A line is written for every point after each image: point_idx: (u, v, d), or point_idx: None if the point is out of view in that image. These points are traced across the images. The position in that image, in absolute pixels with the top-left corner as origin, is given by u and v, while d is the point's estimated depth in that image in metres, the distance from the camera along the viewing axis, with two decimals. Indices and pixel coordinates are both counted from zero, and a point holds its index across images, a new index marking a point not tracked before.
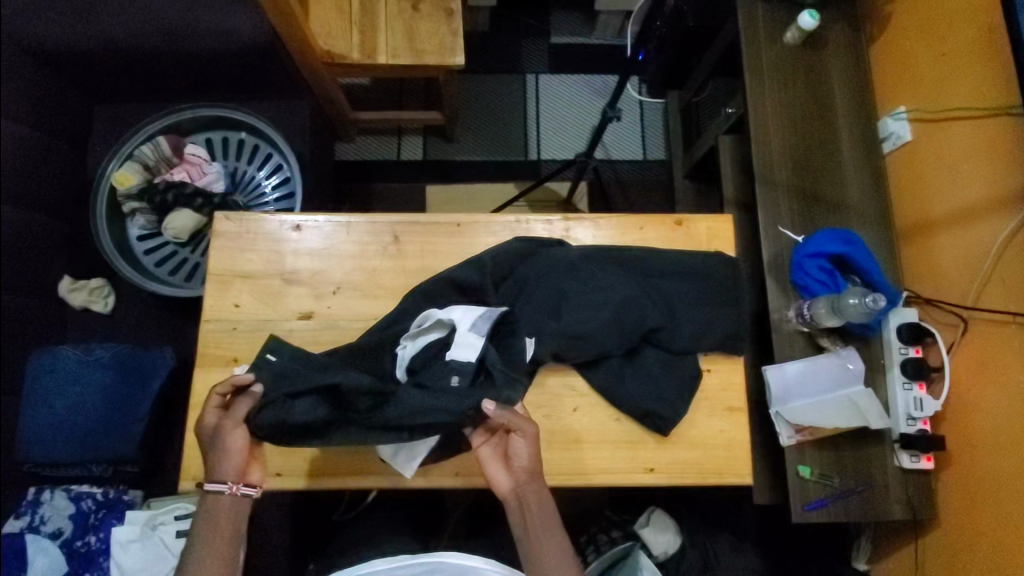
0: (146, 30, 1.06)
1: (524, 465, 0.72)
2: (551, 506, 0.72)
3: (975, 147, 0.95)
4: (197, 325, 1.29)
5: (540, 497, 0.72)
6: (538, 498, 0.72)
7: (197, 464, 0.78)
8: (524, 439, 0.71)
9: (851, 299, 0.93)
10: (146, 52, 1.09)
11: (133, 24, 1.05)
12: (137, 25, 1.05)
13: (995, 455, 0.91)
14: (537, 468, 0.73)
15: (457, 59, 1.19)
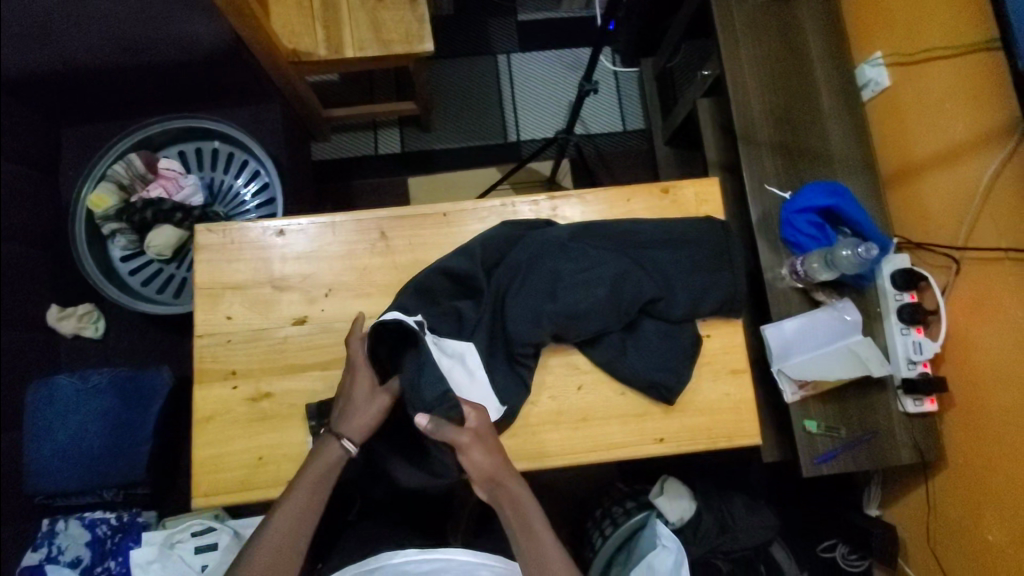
0: (106, 46, 1.03)
1: (481, 475, 0.71)
2: (526, 501, 0.73)
3: (955, 86, 0.95)
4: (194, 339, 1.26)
5: (514, 493, 0.73)
6: (511, 498, 0.72)
7: (206, 481, 0.78)
8: (473, 448, 0.71)
9: (844, 252, 0.94)
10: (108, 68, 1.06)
11: (92, 43, 1.03)
12: (96, 43, 1.03)
13: (997, 391, 0.92)
14: (498, 471, 0.72)
15: (425, 45, 1.16)
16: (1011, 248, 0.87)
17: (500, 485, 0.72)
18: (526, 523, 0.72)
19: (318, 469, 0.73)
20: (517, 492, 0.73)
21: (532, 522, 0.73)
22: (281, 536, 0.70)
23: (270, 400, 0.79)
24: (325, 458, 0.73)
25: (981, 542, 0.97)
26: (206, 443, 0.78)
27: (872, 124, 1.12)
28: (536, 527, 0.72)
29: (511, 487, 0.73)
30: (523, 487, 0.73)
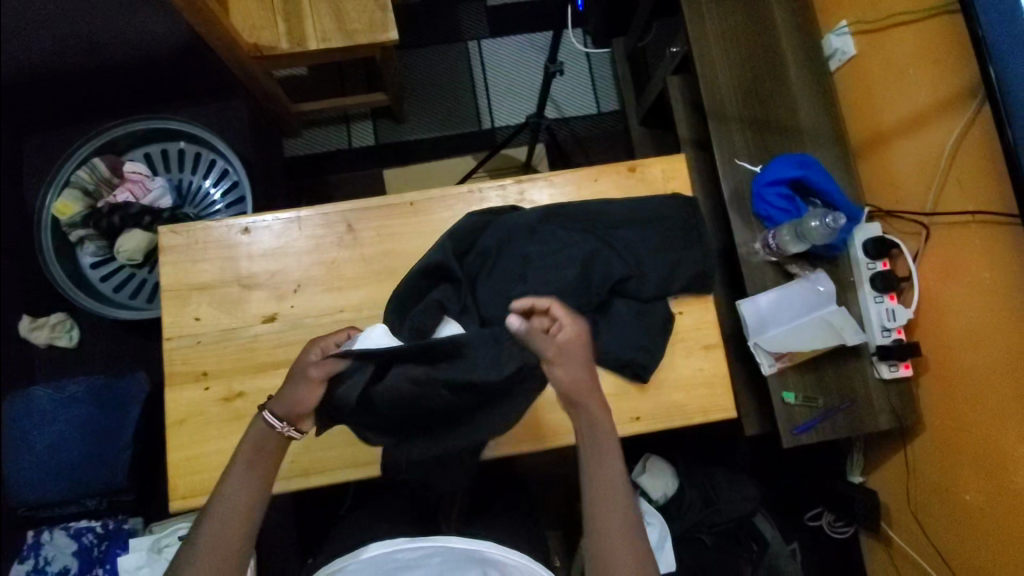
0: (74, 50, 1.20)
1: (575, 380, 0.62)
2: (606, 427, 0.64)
3: (919, 51, 0.94)
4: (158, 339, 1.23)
5: (596, 418, 0.64)
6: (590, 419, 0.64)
7: (184, 483, 0.77)
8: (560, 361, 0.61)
9: (813, 223, 0.94)
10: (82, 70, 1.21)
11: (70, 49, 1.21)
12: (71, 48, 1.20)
13: (970, 354, 0.93)
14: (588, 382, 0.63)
15: (390, 34, 1.13)
16: (977, 212, 0.88)
17: (580, 405, 0.63)
18: (607, 454, 0.63)
19: (254, 440, 0.67)
20: (600, 418, 0.64)
21: (611, 452, 0.64)
22: (226, 518, 0.63)
23: (243, 399, 0.79)
24: (258, 433, 0.67)
25: (961, 503, 0.98)
26: (182, 444, 0.78)
27: (842, 93, 1.12)
28: (610, 458, 0.64)
29: (594, 411, 0.64)
30: (608, 416, 0.64)
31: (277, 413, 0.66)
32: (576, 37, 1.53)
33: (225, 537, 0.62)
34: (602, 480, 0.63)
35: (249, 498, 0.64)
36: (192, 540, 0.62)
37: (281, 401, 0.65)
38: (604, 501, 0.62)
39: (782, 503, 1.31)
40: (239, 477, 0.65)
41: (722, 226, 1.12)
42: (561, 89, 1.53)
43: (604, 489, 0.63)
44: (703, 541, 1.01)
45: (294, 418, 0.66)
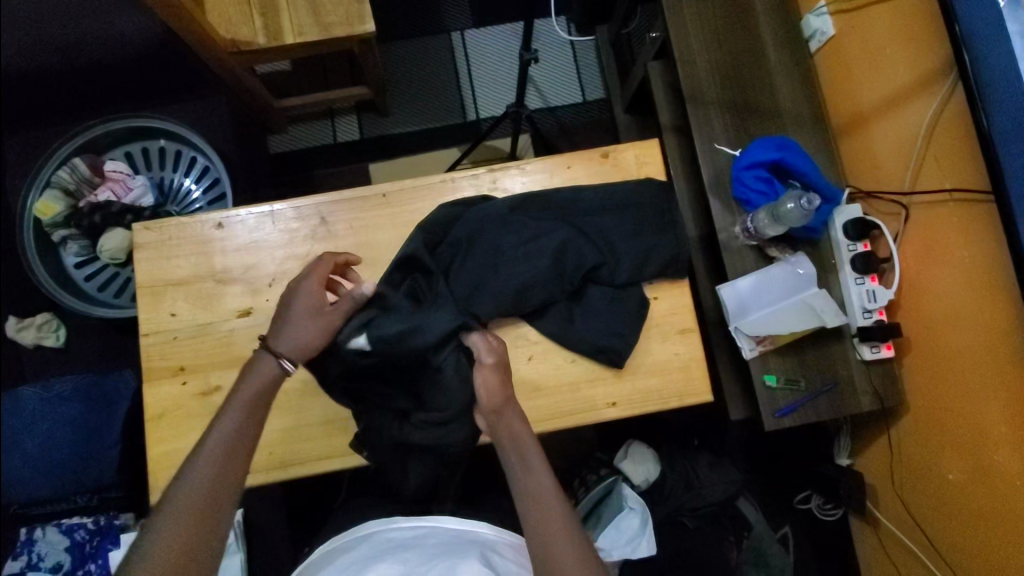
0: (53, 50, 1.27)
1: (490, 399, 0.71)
2: (528, 441, 0.70)
3: (895, 29, 0.93)
4: (137, 337, 1.24)
5: (518, 427, 0.71)
6: (512, 436, 0.70)
7: (164, 476, 0.79)
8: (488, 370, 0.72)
9: (788, 205, 0.94)
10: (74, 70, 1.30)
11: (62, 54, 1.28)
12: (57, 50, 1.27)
13: (951, 333, 0.93)
14: (504, 399, 0.71)
15: (367, 25, 1.11)
16: (954, 190, 0.88)
17: (497, 419, 0.71)
18: (533, 459, 0.69)
19: (257, 393, 0.69)
20: (520, 427, 0.71)
21: (537, 458, 0.69)
22: (202, 485, 0.60)
23: (220, 393, 0.81)
24: (261, 374, 0.70)
25: (944, 482, 0.99)
26: (163, 438, 0.80)
27: (821, 75, 1.11)
28: (536, 464, 0.68)
29: (512, 423, 0.71)
30: (527, 426, 0.72)
31: (286, 344, 0.71)
32: (559, 25, 1.52)
33: (202, 501, 0.59)
34: (533, 487, 0.66)
35: (232, 454, 0.63)
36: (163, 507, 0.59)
37: (289, 327, 0.72)
38: (539, 506, 0.65)
39: (770, 487, 1.31)
40: (221, 438, 0.64)
41: (702, 211, 1.12)
42: (546, 79, 1.51)
43: (537, 487, 0.66)
44: (686, 523, 1.04)
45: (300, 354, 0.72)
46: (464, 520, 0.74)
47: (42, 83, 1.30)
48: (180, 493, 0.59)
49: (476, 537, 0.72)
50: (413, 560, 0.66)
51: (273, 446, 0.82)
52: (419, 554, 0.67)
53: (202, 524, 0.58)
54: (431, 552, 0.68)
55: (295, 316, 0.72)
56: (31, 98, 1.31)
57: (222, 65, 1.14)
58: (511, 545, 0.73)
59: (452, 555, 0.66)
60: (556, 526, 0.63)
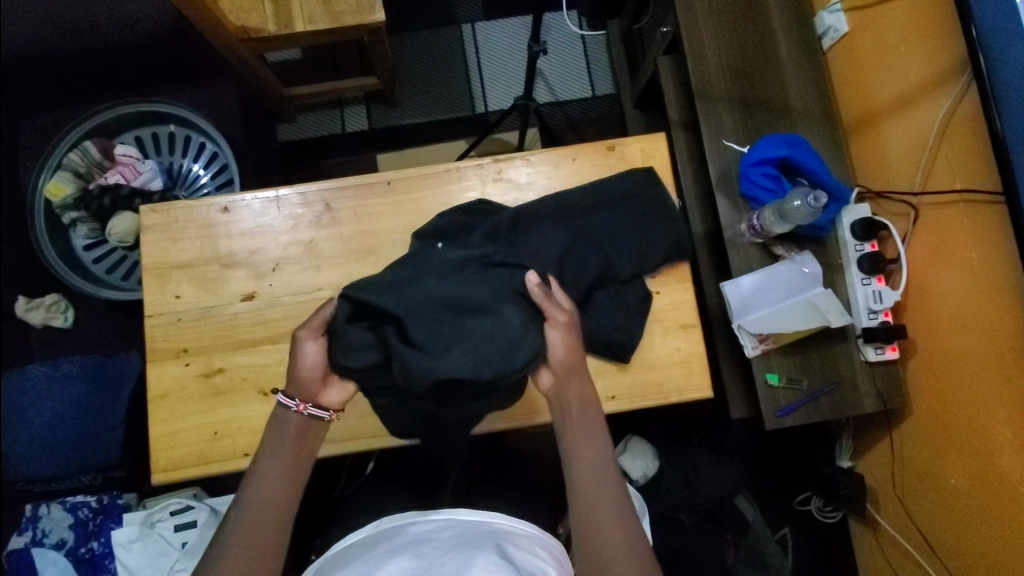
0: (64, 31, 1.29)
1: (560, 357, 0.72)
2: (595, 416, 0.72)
3: (910, 27, 0.92)
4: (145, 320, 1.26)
5: (585, 398, 0.73)
6: (583, 406, 0.73)
7: (165, 455, 0.80)
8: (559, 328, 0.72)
9: (795, 202, 0.93)
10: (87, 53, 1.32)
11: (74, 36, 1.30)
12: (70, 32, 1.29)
13: (958, 336, 0.92)
14: (575, 363, 0.73)
15: (377, 15, 1.10)
16: (964, 191, 0.87)
17: (561, 389, 0.73)
18: (590, 433, 0.71)
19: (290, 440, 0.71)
20: (588, 398, 0.73)
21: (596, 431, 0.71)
22: (260, 519, 0.66)
23: (222, 375, 0.82)
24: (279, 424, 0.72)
25: (946, 486, 0.98)
26: (165, 418, 0.81)
27: (833, 72, 1.10)
28: (592, 439, 0.70)
29: (573, 392, 0.73)
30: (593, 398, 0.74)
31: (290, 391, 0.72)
32: (570, 19, 1.51)
33: (257, 535, 0.64)
34: (588, 455, 0.69)
35: (286, 494, 0.68)
36: (225, 530, 0.65)
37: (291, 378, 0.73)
38: (591, 481, 0.68)
39: (770, 487, 1.30)
40: (268, 472, 0.69)
41: (708, 207, 1.11)
42: (556, 72, 1.50)
43: (593, 457, 0.69)
44: (682, 520, 1.03)
45: (307, 392, 0.71)
46: (479, 511, 0.73)
47: (54, 65, 1.32)
48: (238, 524, 0.65)
49: (491, 528, 0.71)
50: (428, 553, 0.67)
51: None
52: (435, 548, 0.68)
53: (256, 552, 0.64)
54: (447, 545, 0.68)
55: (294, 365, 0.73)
56: (44, 80, 1.33)
57: (232, 52, 1.14)
58: (532, 537, 0.72)
59: (467, 546, 0.67)
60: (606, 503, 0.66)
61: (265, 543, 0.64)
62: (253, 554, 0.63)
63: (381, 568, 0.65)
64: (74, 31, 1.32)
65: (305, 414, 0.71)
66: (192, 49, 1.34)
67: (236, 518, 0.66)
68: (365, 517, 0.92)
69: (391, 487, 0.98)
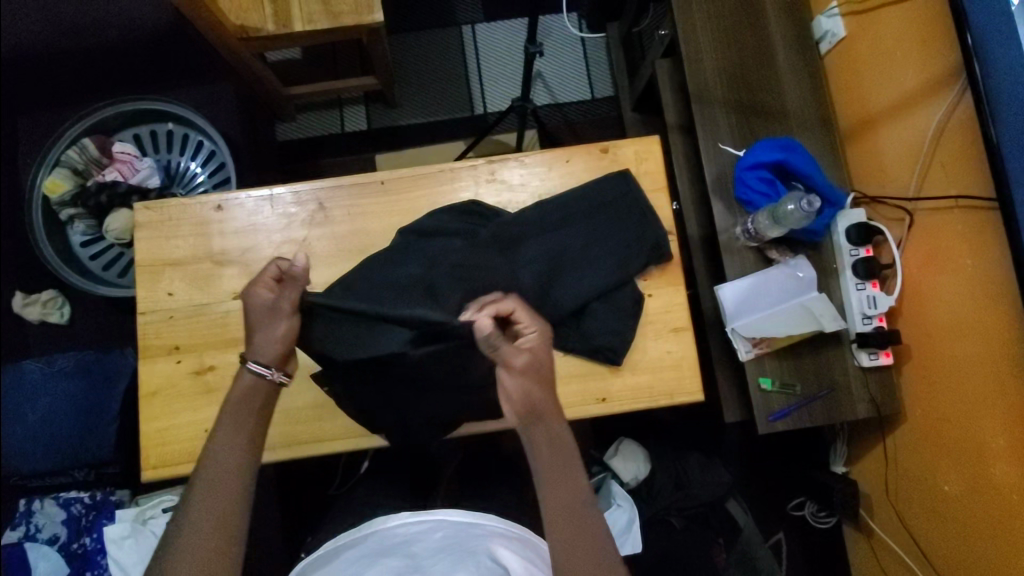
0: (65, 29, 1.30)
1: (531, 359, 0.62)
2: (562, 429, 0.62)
3: (906, 32, 0.92)
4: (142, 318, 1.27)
5: (554, 430, 0.62)
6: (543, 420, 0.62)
7: (155, 452, 0.81)
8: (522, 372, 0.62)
9: (789, 206, 0.93)
10: (87, 52, 1.33)
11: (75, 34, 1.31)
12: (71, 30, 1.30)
13: (952, 342, 0.92)
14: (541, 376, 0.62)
15: (375, 15, 1.10)
16: (959, 196, 0.86)
17: (529, 422, 0.62)
18: (559, 474, 0.61)
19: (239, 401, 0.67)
20: (557, 429, 0.62)
21: (572, 467, 0.62)
22: (220, 498, 0.60)
23: (213, 372, 0.82)
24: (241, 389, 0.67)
25: (939, 494, 0.98)
26: (157, 414, 0.81)
27: (831, 77, 1.09)
28: (569, 477, 0.61)
29: (543, 426, 0.62)
30: (563, 427, 0.63)
31: (261, 360, 0.67)
32: (570, 22, 1.51)
33: (218, 515, 0.59)
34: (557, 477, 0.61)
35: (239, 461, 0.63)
36: (183, 507, 0.60)
37: (257, 345, 0.67)
38: (568, 519, 0.60)
39: (765, 492, 1.30)
40: (226, 449, 0.63)
41: (704, 211, 1.11)
42: (555, 75, 1.50)
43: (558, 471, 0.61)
44: (673, 523, 1.03)
45: (279, 361, 0.68)
46: (471, 514, 0.73)
47: (54, 63, 1.33)
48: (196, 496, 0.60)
49: (481, 532, 0.71)
50: (419, 554, 0.69)
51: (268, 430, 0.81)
52: (424, 548, 0.70)
53: (222, 527, 0.59)
54: (437, 545, 0.70)
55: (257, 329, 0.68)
56: (44, 78, 1.34)
57: (230, 51, 1.14)
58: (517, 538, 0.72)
59: (456, 549, 0.68)
60: (584, 543, 0.59)
61: (226, 513, 0.60)
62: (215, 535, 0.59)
63: (372, 568, 0.67)
64: (75, 30, 1.33)
65: (281, 383, 0.69)
66: (190, 47, 1.35)
67: (192, 496, 0.60)
68: (356, 517, 0.92)
69: (383, 486, 0.98)
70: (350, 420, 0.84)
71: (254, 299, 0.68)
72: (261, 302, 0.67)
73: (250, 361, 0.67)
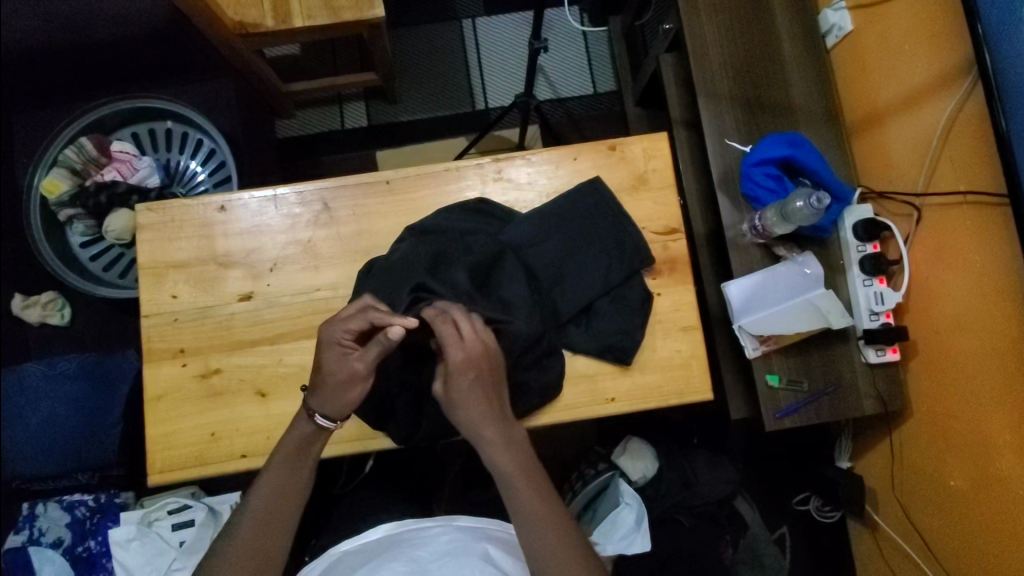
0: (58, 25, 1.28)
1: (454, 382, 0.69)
2: (495, 421, 0.69)
3: (914, 26, 0.91)
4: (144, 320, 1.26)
5: (485, 416, 0.69)
6: (481, 420, 0.69)
7: (162, 457, 0.80)
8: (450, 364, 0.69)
9: (798, 203, 0.92)
10: (82, 46, 1.31)
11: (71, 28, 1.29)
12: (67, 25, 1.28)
13: (959, 337, 0.91)
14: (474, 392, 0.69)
15: (376, 10, 1.09)
16: (968, 192, 0.86)
17: (476, 434, 0.69)
18: (511, 462, 0.68)
19: (290, 449, 0.72)
20: (488, 414, 0.69)
21: (508, 435, 0.69)
22: (263, 519, 0.69)
23: (219, 375, 0.81)
24: (297, 433, 0.72)
25: (945, 488, 0.98)
26: (162, 419, 0.81)
27: (837, 71, 1.08)
28: (529, 485, 0.68)
29: (494, 437, 0.69)
30: (495, 412, 0.69)
31: (327, 413, 0.71)
32: (572, 16, 1.49)
33: (263, 538, 0.68)
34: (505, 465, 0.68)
35: (287, 500, 0.70)
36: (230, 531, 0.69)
37: (329, 400, 0.70)
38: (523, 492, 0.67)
39: (768, 488, 1.31)
40: (271, 492, 0.70)
41: (710, 206, 1.10)
42: (556, 69, 1.48)
43: (507, 461, 0.68)
44: (681, 521, 1.05)
45: (343, 414, 0.72)
46: (476, 517, 0.74)
47: (49, 59, 1.31)
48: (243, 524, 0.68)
49: (486, 536, 0.72)
50: (424, 558, 0.69)
51: (275, 435, 0.80)
52: (430, 553, 0.70)
53: (263, 555, 0.67)
54: (442, 549, 0.70)
55: (331, 379, 0.70)
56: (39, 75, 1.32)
57: (229, 47, 1.12)
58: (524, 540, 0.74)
59: (460, 554, 0.68)
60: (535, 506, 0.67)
61: (271, 539, 0.69)
62: (253, 558, 0.67)
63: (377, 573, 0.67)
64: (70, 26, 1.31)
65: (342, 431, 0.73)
66: (188, 44, 1.33)
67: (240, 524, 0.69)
68: (363, 522, 0.91)
69: (388, 489, 0.98)
70: (359, 422, 0.82)
71: (333, 352, 0.69)
72: (346, 358, 0.69)
73: (319, 413, 0.71)
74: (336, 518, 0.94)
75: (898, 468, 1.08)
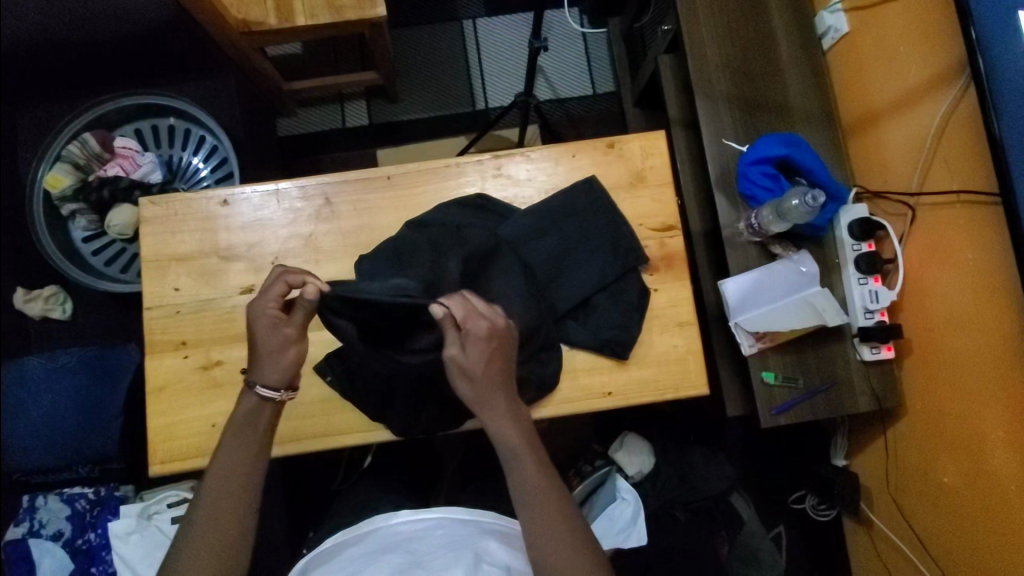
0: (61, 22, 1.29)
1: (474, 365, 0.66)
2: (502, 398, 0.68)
3: (910, 29, 0.92)
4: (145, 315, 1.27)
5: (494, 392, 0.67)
6: (488, 398, 0.67)
7: (162, 447, 0.81)
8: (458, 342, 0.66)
9: (793, 201, 0.93)
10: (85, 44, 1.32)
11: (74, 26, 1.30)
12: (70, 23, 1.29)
13: (953, 335, 0.92)
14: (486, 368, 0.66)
15: (378, 10, 1.10)
16: (961, 192, 0.87)
17: (483, 410, 0.67)
18: (520, 445, 0.67)
19: (238, 427, 0.69)
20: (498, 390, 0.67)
21: (514, 411, 0.68)
22: (222, 511, 0.65)
23: (221, 367, 0.82)
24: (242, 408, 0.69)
25: (939, 485, 0.99)
26: (163, 410, 0.81)
27: (833, 73, 1.10)
28: (533, 464, 0.66)
29: (499, 413, 0.67)
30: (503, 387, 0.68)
31: (269, 383, 0.69)
32: (571, 17, 1.51)
33: (221, 528, 0.65)
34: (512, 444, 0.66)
35: (240, 491, 0.67)
36: (187, 525, 0.65)
37: (267, 371, 0.69)
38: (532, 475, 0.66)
39: (764, 485, 1.32)
40: (224, 481, 0.67)
41: (707, 205, 1.11)
42: (555, 70, 1.50)
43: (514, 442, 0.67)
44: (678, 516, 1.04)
45: (285, 382, 0.70)
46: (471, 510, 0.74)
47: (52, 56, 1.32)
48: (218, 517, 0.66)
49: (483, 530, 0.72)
50: (420, 550, 0.69)
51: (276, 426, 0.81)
52: (426, 545, 0.70)
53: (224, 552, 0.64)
54: (438, 542, 0.70)
55: (266, 351, 0.69)
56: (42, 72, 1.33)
57: (232, 45, 1.13)
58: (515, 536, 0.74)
59: (457, 546, 0.68)
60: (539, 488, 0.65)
61: (227, 531, 0.65)
62: (218, 553, 0.64)
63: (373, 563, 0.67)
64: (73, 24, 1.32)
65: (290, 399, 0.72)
66: (190, 42, 1.35)
67: (194, 522, 0.65)
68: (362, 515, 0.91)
69: (386, 482, 0.98)
70: (359, 414, 0.83)
71: (259, 322, 0.69)
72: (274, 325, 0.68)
73: (261, 385, 0.69)
74: (334, 511, 0.95)
75: (892, 466, 1.08)
